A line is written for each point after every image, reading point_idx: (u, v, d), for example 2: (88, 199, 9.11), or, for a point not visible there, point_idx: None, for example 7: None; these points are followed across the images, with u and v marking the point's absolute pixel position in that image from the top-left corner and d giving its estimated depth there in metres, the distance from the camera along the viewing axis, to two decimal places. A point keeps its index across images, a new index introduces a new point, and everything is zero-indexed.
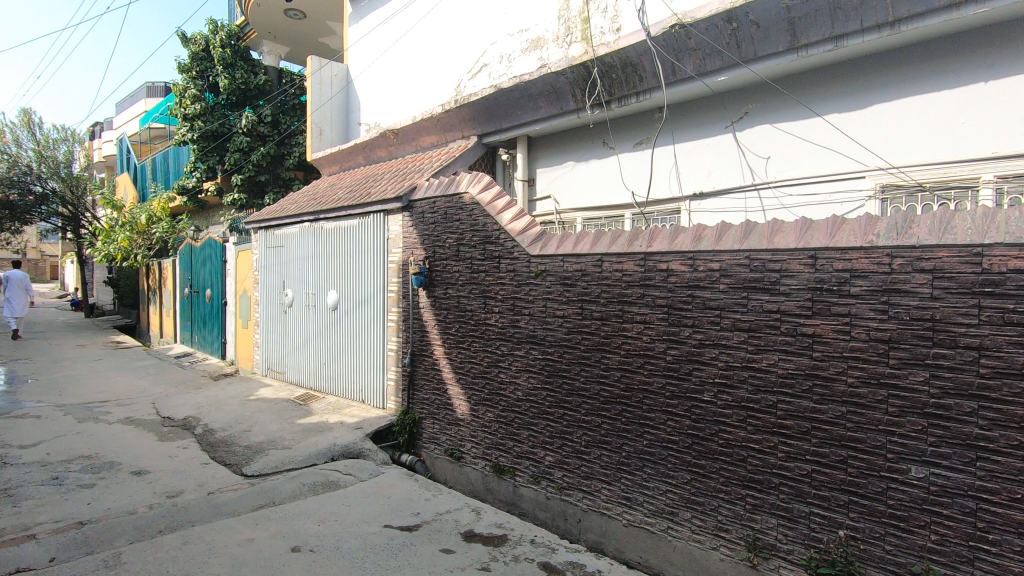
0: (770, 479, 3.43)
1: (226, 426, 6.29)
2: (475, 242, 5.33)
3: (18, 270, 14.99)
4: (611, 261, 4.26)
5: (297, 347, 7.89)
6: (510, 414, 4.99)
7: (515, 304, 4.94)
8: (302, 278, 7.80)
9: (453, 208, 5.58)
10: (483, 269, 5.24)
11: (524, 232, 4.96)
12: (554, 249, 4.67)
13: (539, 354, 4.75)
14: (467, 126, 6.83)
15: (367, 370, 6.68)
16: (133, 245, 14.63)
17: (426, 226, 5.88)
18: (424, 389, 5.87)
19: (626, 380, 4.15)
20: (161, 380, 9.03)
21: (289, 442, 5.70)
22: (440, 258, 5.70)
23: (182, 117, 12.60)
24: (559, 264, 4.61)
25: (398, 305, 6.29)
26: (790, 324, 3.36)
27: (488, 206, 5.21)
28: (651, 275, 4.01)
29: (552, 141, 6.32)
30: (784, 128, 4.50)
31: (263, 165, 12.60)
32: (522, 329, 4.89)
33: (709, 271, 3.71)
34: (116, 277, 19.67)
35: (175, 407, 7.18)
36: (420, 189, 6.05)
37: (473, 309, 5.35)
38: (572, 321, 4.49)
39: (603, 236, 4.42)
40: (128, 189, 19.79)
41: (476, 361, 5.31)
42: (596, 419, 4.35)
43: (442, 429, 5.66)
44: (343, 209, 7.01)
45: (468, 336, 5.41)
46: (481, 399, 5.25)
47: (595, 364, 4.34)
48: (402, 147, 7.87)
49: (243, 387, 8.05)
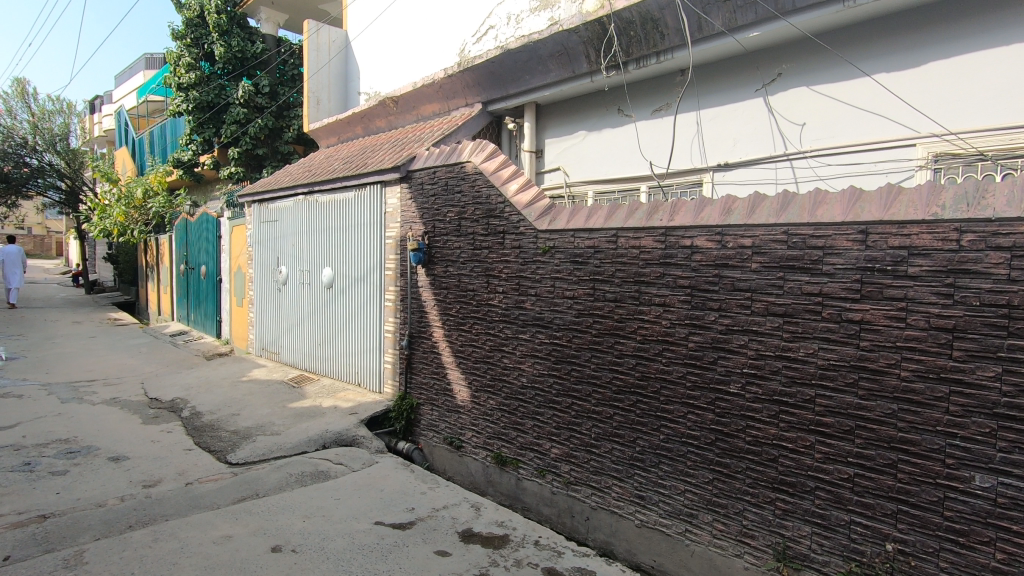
0: (805, 482, 3.06)
1: (215, 409, 5.97)
2: (478, 217, 4.91)
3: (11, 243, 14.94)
4: (627, 237, 3.84)
5: (291, 326, 7.55)
6: (513, 402, 4.62)
7: (521, 284, 4.55)
8: (296, 254, 7.41)
9: (454, 178, 5.15)
10: (487, 246, 4.83)
11: (530, 205, 4.54)
12: (563, 223, 4.25)
13: (545, 338, 4.37)
14: (471, 93, 6.37)
15: (363, 352, 6.32)
16: (129, 220, 14.21)
17: (426, 199, 5.45)
18: (422, 373, 5.51)
19: (641, 368, 3.76)
20: (153, 359, 8.72)
21: (278, 428, 5.37)
22: (441, 233, 5.29)
23: (177, 87, 12.13)
24: (569, 240, 4.20)
25: (396, 283, 5.89)
26: (833, 309, 2.95)
27: (492, 176, 4.80)
28: (673, 252, 3.59)
29: (562, 108, 5.86)
30: (824, 91, 4.04)
31: (261, 138, 12.21)
32: (528, 311, 4.50)
33: (740, 248, 3.29)
34: (115, 253, 19.39)
35: (164, 388, 6.86)
36: (420, 159, 5.61)
37: (475, 289, 4.95)
38: (583, 302, 4.10)
39: (618, 210, 4.00)
40: (126, 163, 19.32)
41: (477, 344, 4.93)
42: (607, 410, 3.98)
43: (442, 417, 5.30)
44: (338, 180, 6.59)
45: (469, 317, 5.02)
46: (483, 385, 4.89)
47: (606, 350, 3.96)
48: (402, 117, 7.41)
49: (236, 368, 7.74)
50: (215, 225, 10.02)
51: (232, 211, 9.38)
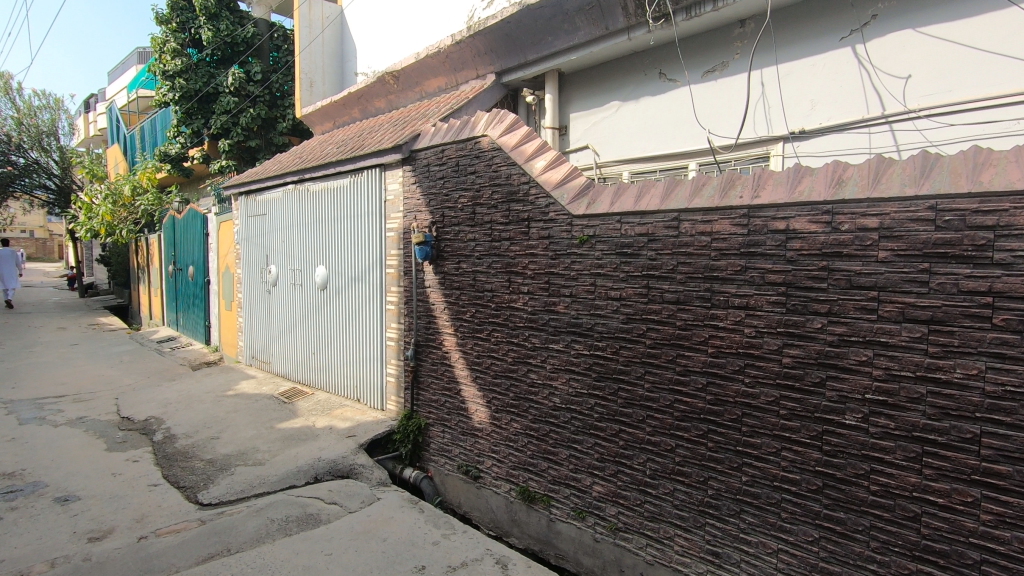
0: (963, 552, 2.23)
1: (192, 432, 5.16)
2: (496, 202, 4.07)
3: (6, 248, 14.78)
4: (693, 221, 3.00)
5: (282, 333, 6.74)
6: (543, 427, 3.81)
7: (550, 283, 3.71)
8: (286, 251, 6.60)
9: (466, 157, 4.30)
10: (507, 237, 3.99)
11: (562, 184, 3.70)
12: (605, 207, 3.41)
13: (583, 349, 3.54)
14: (482, 63, 5.53)
15: (362, 363, 5.50)
16: (117, 219, 13.38)
17: (432, 183, 4.61)
18: (431, 389, 4.68)
19: (714, 390, 2.94)
20: (134, 370, 7.93)
21: (263, 455, 4.56)
22: (451, 223, 4.45)
23: (162, 75, 11.31)
24: (614, 227, 3.36)
25: (399, 283, 5.06)
26: (1009, 315, 2.10)
27: (514, 152, 3.95)
28: (758, 239, 2.75)
29: (590, 77, 5.03)
30: (936, 34, 3.18)
31: (253, 129, 11.40)
32: (560, 315, 3.67)
33: (860, 231, 2.44)
34: (107, 255, 18.65)
35: (138, 405, 6.05)
36: (425, 136, 4.77)
37: (494, 290, 4.11)
38: (632, 304, 3.26)
39: (678, 186, 3.16)
40: (118, 160, 18.47)
41: (497, 356, 4.10)
42: (666, 442, 3.15)
43: (455, 440, 4.49)
44: (331, 166, 5.77)
45: (486, 323, 4.19)
46: (505, 404, 4.07)
47: (664, 365, 3.13)
48: (404, 96, 6.58)
49: (222, 379, 6.94)
50: (202, 221, 9.22)
51: (219, 206, 8.57)
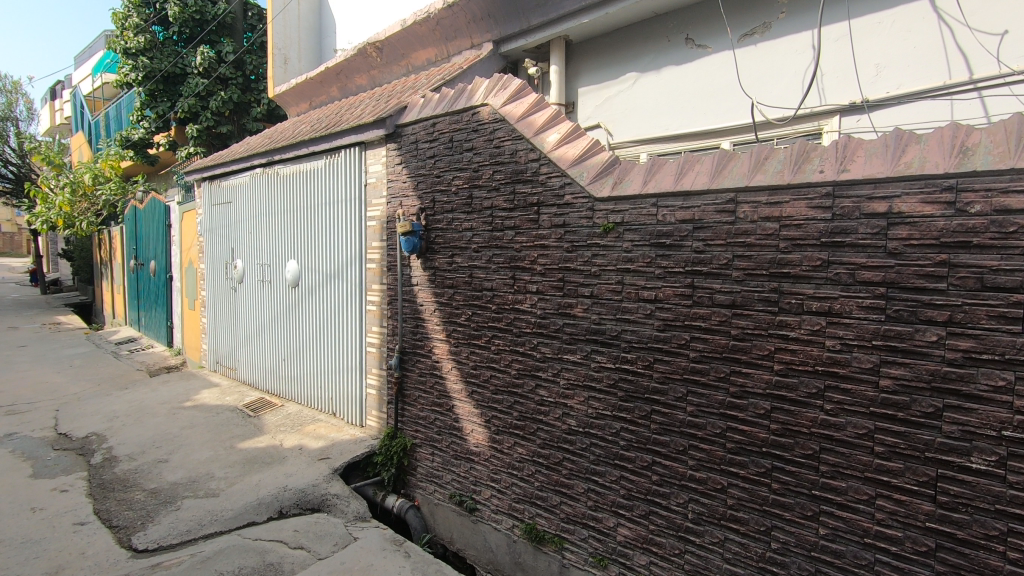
0: None
1: (136, 453, 4.41)
2: (498, 183, 3.40)
3: None
4: (755, 203, 2.38)
5: (248, 337, 6.02)
6: (555, 454, 3.17)
7: (565, 281, 3.08)
8: (253, 244, 5.87)
9: (462, 131, 3.63)
10: (512, 225, 3.34)
11: (579, 161, 3.06)
12: (636, 187, 2.77)
13: (606, 361, 2.92)
14: (478, 30, 4.86)
15: (339, 372, 4.80)
16: (76, 210, 12.33)
17: (421, 163, 3.94)
18: (418, 403, 4.02)
19: (781, 418, 2.33)
20: (83, 376, 7.09)
21: (218, 484, 3.85)
22: (443, 209, 3.78)
23: (125, 54, 10.43)
24: (648, 212, 2.73)
25: (382, 281, 4.37)
26: None
27: (520, 123, 3.29)
28: (849, 226, 2.14)
29: (603, 46, 4.39)
30: None
31: (225, 114, 10.57)
32: (577, 321, 3.04)
33: (1000, 214, 1.84)
34: (71, 250, 17.54)
35: (79, 420, 5.26)
36: (413, 108, 4.08)
37: (495, 289, 3.45)
38: (671, 307, 2.65)
39: (732, 161, 2.54)
40: (83, 149, 17.35)
41: (499, 367, 3.45)
42: (715, 479, 2.53)
43: (446, 465, 3.83)
44: (303, 145, 5.05)
45: (485, 328, 3.53)
46: (507, 425, 3.42)
47: (713, 384, 2.52)
48: (389, 71, 5.88)
49: (181, 388, 6.17)
50: (165, 212, 8.40)
51: (182, 194, 7.77)
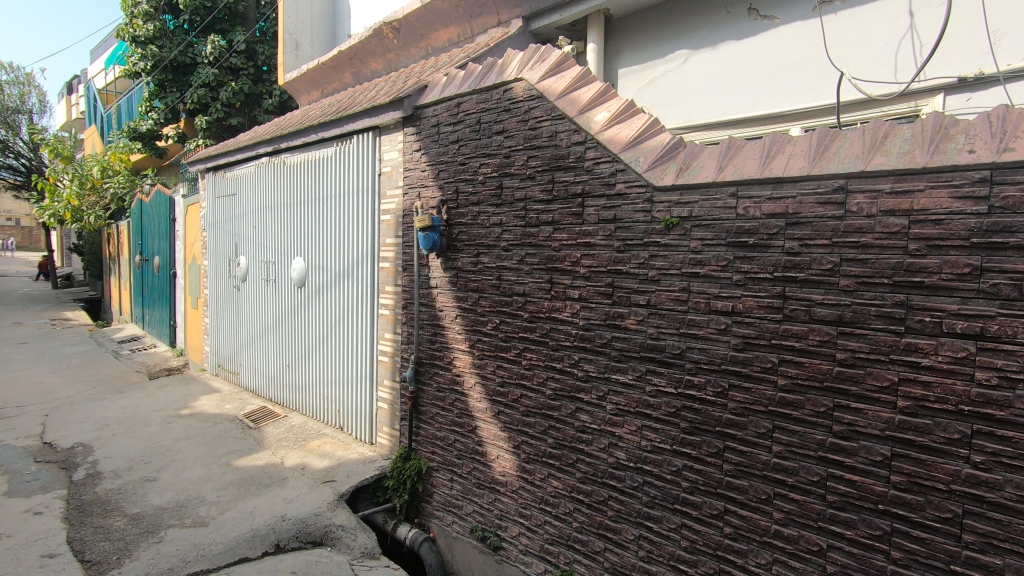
0: None
1: (122, 470, 3.97)
2: (533, 171, 2.92)
3: None
4: (873, 192, 1.87)
5: (251, 339, 5.60)
6: (598, 491, 2.68)
7: (615, 287, 2.58)
8: (257, 239, 5.44)
9: (491, 111, 3.15)
10: (550, 220, 2.85)
11: (634, 144, 2.57)
12: (709, 173, 2.27)
13: (665, 385, 2.42)
14: (506, 5, 4.37)
15: (347, 381, 4.35)
16: (84, 204, 12.01)
17: (443, 149, 3.46)
18: (435, 422, 3.55)
19: (907, 470, 1.82)
20: (79, 377, 6.69)
21: (208, 510, 3.39)
22: (467, 201, 3.30)
23: (134, 42, 10.09)
24: (725, 203, 2.22)
25: (396, 282, 3.91)
26: None
27: (561, 100, 2.80)
28: (1012, 224, 1.63)
29: (648, 20, 3.88)
30: None
31: (235, 106, 10.21)
32: (629, 335, 2.55)
33: None
34: (81, 245, 17.34)
35: (66, 428, 4.83)
36: (434, 87, 3.60)
37: (528, 295, 2.97)
38: (754, 322, 2.15)
39: (836, 140, 2.03)
40: (95, 142, 17.10)
41: (531, 386, 2.96)
42: (810, 539, 2.04)
43: (467, 494, 3.35)
44: (312, 131, 4.59)
45: (515, 340, 3.05)
46: (540, 453, 2.94)
47: (809, 421, 2.02)
48: (406, 53, 5.41)
49: (179, 393, 5.74)
50: (169, 205, 8.02)
51: (187, 187, 7.37)
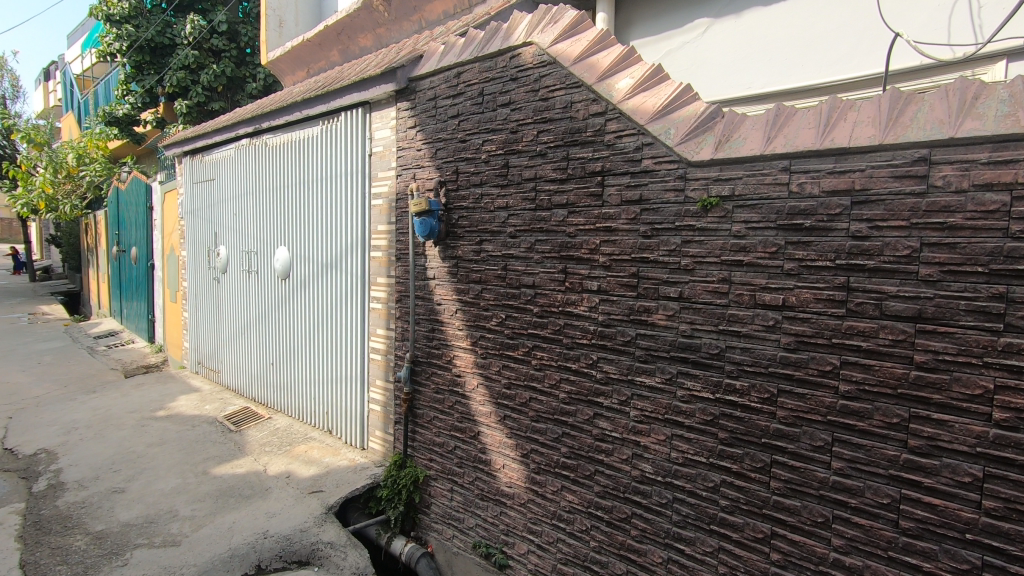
0: None
1: (88, 480, 3.61)
2: (543, 147, 2.59)
3: None
4: (964, 163, 1.57)
5: (232, 336, 5.23)
6: (620, 507, 2.39)
7: (641, 277, 2.27)
8: (238, 228, 5.07)
9: (496, 81, 2.81)
10: (563, 202, 2.53)
11: (663, 114, 2.25)
12: (755, 145, 1.96)
13: (700, 390, 2.12)
14: None
15: (336, 381, 4.01)
16: (59, 193, 11.50)
17: (440, 125, 3.12)
18: (433, 426, 3.23)
19: (1004, 494, 1.53)
20: (49, 376, 6.28)
21: (181, 527, 3.05)
22: (469, 182, 2.97)
23: (108, 22, 9.56)
24: (775, 179, 1.91)
25: (388, 273, 3.57)
26: None
27: (577, 65, 2.46)
28: None
29: None
30: None
31: (216, 90, 9.74)
32: (656, 332, 2.24)
33: None
34: (60, 237, 16.75)
35: (29, 433, 4.45)
36: (430, 56, 3.24)
37: (538, 287, 2.65)
38: (810, 318, 1.85)
39: (913, 103, 1.72)
40: (72, 130, 16.46)
41: (543, 389, 2.65)
42: (878, 571, 1.75)
43: (469, 506, 3.04)
44: (295, 109, 4.22)
45: (523, 337, 2.73)
46: (553, 463, 2.63)
47: (880, 434, 1.73)
48: (397, 28, 5.03)
49: (156, 393, 5.37)
50: (146, 193, 7.59)
51: (164, 173, 6.94)
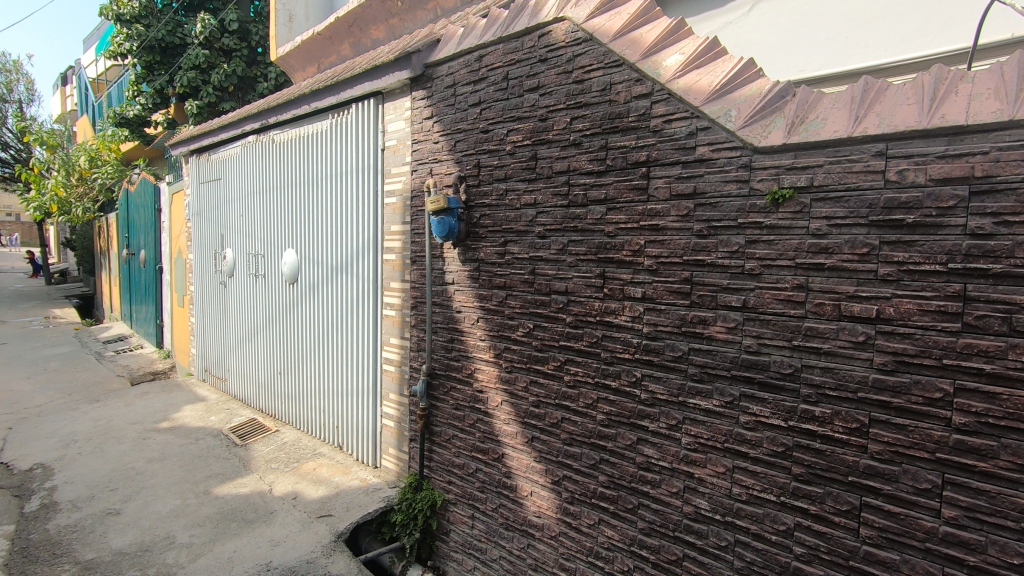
0: None
1: (82, 500, 3.37)
2: (577, 135, 2.29)
3: None
4: None
5: (239, 343, 5.00)
6: (669, 548, 2.07)
7: (695, 284, 1.96)
8: (244, 229, 4.83)
9: (522, 63, 2.51)
10: (601, 197, 2.22)
11: (721, 94, 1.93)
12: (839, 126, 1.64)
13: (769, 416, 1.80)
14: None
15: (347, 393, 3.75)
16: (71, 196, 11.42)
17: (459, 114, 2.84)
18: (452, 445, 2.94)
19: None
20: (54, 383, 6.09)
21: (177, 556, 2.79)
22: (492, 176, 2.67)
23: (119, 22, 9.43)
24: (866, 167, 1.59)
25: (403, 276, 3.29)
26: None
27: (617, 42, 2.16)
28: None
29: None
30: None
31: (227, 89, 9.55)
32: (714, 347, 1.93)
33: None
34: (74, 240, 16.75)
35: (26, 447, 4.23)
36: (448, 39, 2.96)
37: (572, 293, 2.34)
38: (913, 334, 1.53)
39: None
40: (86, 132, 16.41)
41: (578, 408, 2.34)
42: None
43: (492, 536, 2.74)
44: (303, 101, 3.96)
45: (554, 350, 2.42)
46: (589, 493, 2.32)
47: (1007, 478, 1.40)
48: (411, 17, 4.76)
49: (160, 403, 5.14)
50: (155, 194, 7.40)
51: (172, 174, 6.74)
